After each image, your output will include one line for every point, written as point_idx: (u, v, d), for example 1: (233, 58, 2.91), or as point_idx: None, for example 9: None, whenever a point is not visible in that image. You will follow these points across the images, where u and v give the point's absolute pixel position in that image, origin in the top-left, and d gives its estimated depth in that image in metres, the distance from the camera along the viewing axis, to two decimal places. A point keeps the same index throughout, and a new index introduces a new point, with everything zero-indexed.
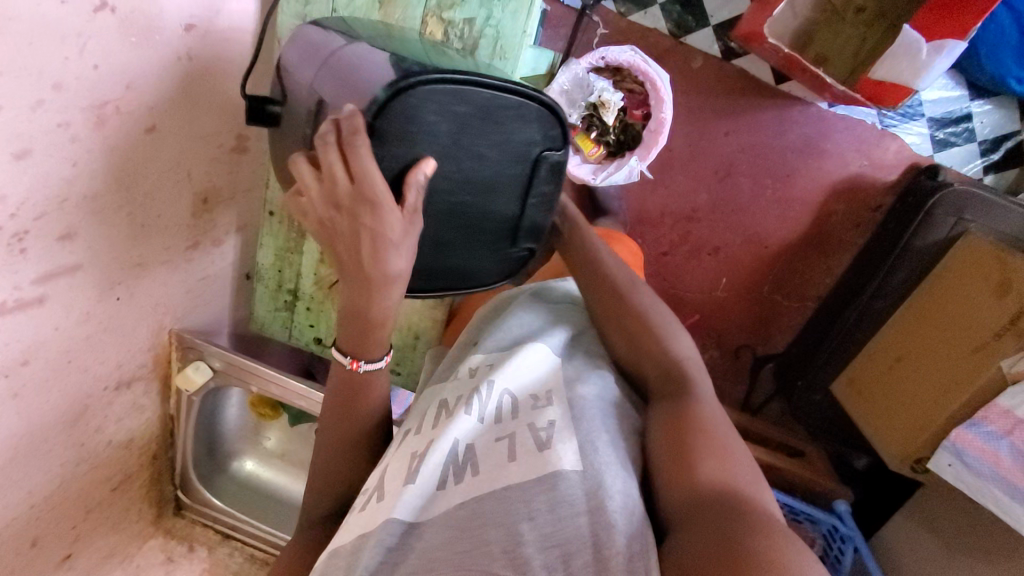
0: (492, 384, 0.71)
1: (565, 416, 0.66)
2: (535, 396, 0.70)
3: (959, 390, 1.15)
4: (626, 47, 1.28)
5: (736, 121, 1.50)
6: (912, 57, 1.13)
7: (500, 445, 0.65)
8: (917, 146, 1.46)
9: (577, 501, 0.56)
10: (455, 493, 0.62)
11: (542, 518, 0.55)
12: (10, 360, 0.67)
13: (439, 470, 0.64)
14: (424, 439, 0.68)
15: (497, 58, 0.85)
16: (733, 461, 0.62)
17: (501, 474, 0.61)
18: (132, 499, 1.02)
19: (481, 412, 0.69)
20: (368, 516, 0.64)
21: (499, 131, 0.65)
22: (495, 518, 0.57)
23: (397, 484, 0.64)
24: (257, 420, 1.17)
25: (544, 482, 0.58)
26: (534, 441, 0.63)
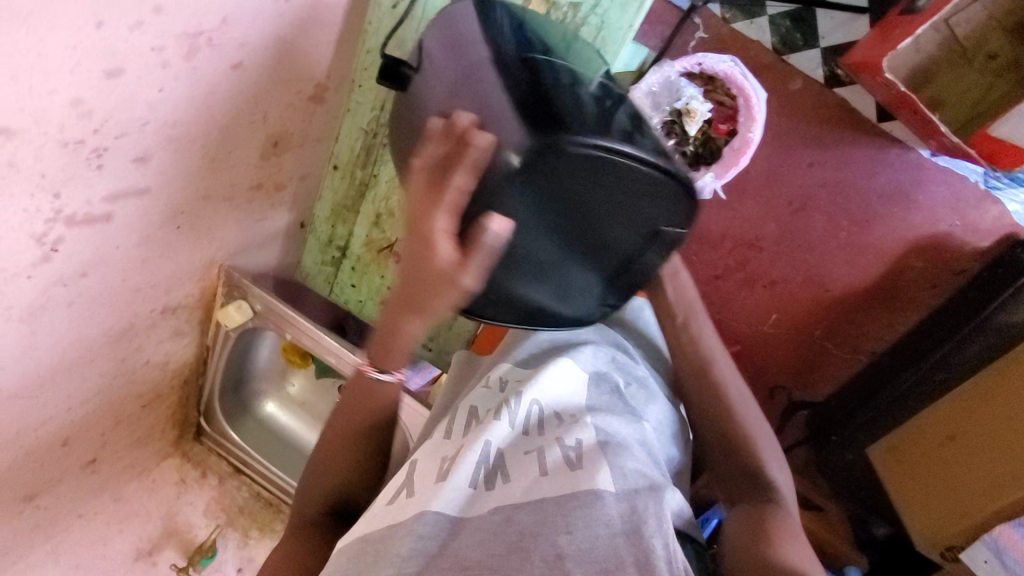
0: (520, 396, 0.71)
1: (592, 433, 0.65)
2: (562, 416, 0.69)
3: (1010, 487, 1.07)
4: (726, 58, 1.24)
5: (826, 153, 1.41)
6: None
7: (529, 456, 0.65)
8: (1020, 215, 1.34)
9: (612, 519, 0.55)
10: (489, 498, 0.62)
11: (578, 534, 0.54)
12: (70, 270, 0.68)
13: (469, 469, 0.64)
14: (450, 441, 0.70)
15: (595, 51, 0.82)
16: (804, 548, 0.63)
17: (533, 487, 0.60)
18: (158, 418, 1.05)
19: (513, 421, 0.68)
20: (394, 510, 0.63)
21: (630, 205, 0.58)
22: (530, 527, 0.56)
23: (429, 485, 0.64)
24: (286, 365, 1.18)
25: (581, 501, 0.56)
26: (564, 457, 0.62)
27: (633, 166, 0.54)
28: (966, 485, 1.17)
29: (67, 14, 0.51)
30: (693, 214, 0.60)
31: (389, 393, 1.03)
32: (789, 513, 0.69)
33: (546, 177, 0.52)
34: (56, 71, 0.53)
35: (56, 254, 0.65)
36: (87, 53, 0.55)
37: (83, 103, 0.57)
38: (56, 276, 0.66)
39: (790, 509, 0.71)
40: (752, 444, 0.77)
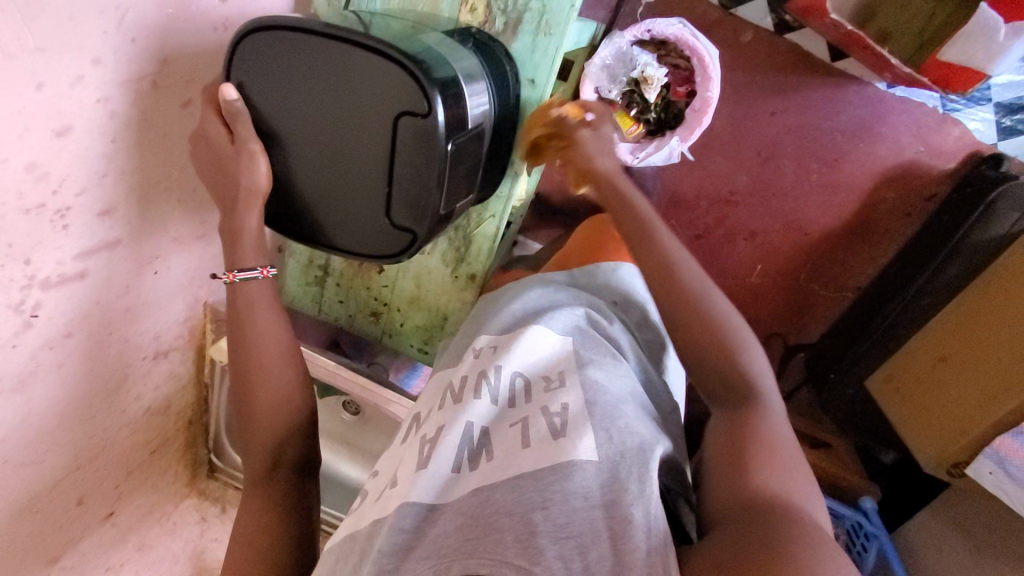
0: (499, 368, 0.70)
1: (583, 398, 0.63)
2: (549, 378, 0.69)
3: (1008, 395, 1.09)
4: (675, 20, 1.21)
5: (786, 100, 1.42)
6: (987, 38, 1.08)
7: (515, 428, 0.64)
8: (980, 132, 1.36)
9: (592, 490, 0.54)
10: (467, 480, 0.61)
11: (554, 509, 0.52)
12: (55, 333, 0.68)
13: (452, 450, 0.63)
14: (433, 420, 0.70)
15: (542, 34, 0.80)
16: (794, 474, 0.58)
17: (513, 460, 0.60)
18: (169, 461, 1.06)
19: (503, 401, 0.68)
20: (380, 505, 0.63)
21: (337, 92, 0.68)
22: (505, 508, 0.54)
23: (411, 469, 0.64)
24: None
25: (558, 474, 0.55)
26: (546, 427, 0.61)
27: (347, 50, 0.66)
28: (962, 403, 1.19)
29: (6, 81, 0.50)
30: (432, 104, 0.65)
31: (394, 403, 1.03)
32: (772, 426, 0.63)
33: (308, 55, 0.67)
34: (4, 140, 0.53)
35: (37, 320, 0.65)
36: (31, 116, 0.54)
37: (39, 167, 0.57)
38: (41, 340, 0.66)
39: (777, 423, 0.64)
40: (718, 354, 0.68)
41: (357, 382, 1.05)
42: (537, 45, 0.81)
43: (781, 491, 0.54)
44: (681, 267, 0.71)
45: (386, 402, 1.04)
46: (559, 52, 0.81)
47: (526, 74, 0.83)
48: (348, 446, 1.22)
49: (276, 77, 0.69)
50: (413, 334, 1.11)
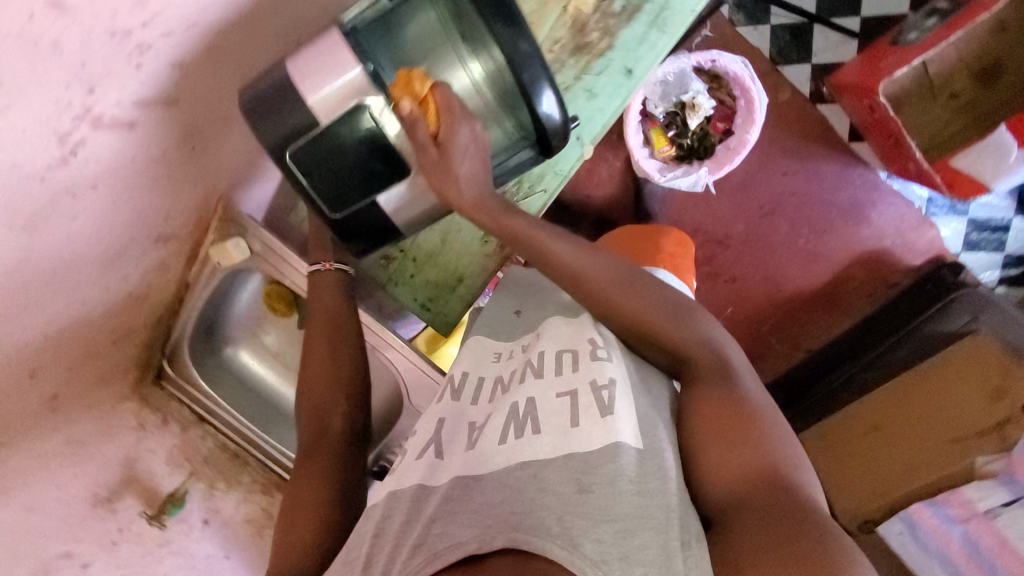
0: (544, 352, 0.69)
1: (627, 376, 0.64)
2: (593, 348, 0.67)
3: (928, 470, 1.25)
4: (739, 59, 1.26)
5: (799, 164, 1.52)
6: (1000, 158, 1.14)
7: (564, 399, 0.63)
8: (949, 240, 1.53)
9: (636, 477, 0.54)
10: (515, 448, 0.60)
11: (598, 492, 0.53)
12: (82, 180, 0.60)
13: (500, 428, 0.63)
14: (484, 399, 0.70)
15: (655, 29, 0.80)
16: (773, 438, 0.57)
17: (563, 437, 0.59)
18: (123, 356, 0.96)
19: (550, 373, 0.66)
20: (428, 466, 0.63)
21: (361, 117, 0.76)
22: (556, 485, 0.55)
23: (462, 449, 0.64)
24: (265, 313, 1.13)
25: (607, 455, 0.56)
26: (594, 400, 0.61)
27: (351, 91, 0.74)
28: (887, 469, 1.32)
29: None
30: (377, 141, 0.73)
31: (395, 351, 1.00)
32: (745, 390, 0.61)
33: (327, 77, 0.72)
34: None
35: (73, 160, 0.57)
36: None
37: None
38: (67, 184, 0.59)
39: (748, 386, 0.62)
40: (659, 331, 0.66)
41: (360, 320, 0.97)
42: (646, 39, 0.81)
43: (768, 470, 0.53)
44: (591, 268, 0.70)
45: (383, 347, 0.99)
46: (665, 51, 0.81)
47: (627, 62, 0.82)
48: None
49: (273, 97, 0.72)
50: (417, 287, 1.06)
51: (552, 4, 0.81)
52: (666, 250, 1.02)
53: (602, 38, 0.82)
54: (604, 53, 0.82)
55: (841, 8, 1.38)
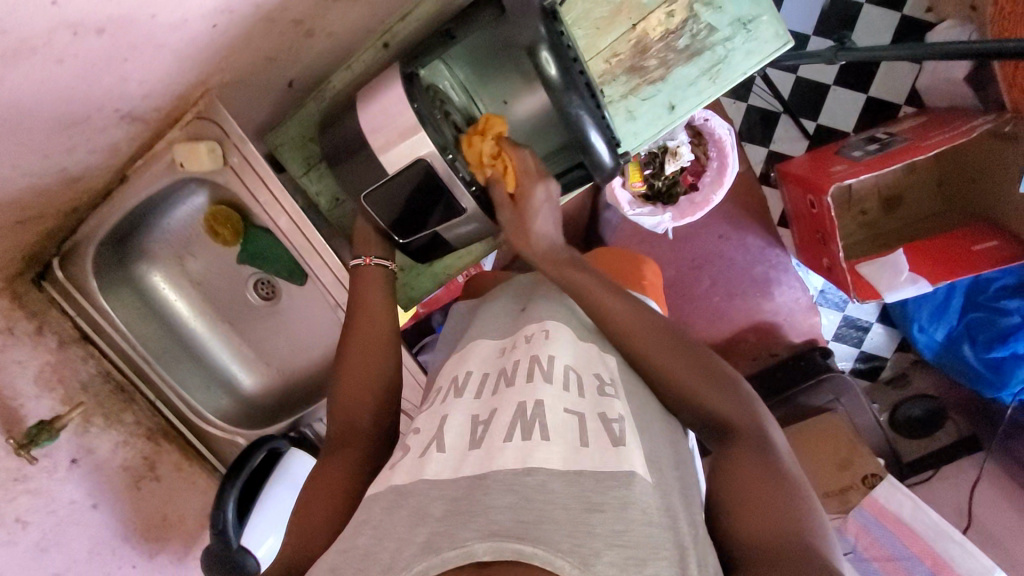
0: (553, 358, 0.65)
1: (632, 412, 0.61)
2: (601, 378, 0.65)
3: None
4: (726, 125, 1.37)
5: (733, 230, 1.64)
6: (893, 274, 1.37)
7: (572, 417, 0.59)
8: (825, 326, 1.78)
9: (651, 508, 0.51)
10: (521, 456, 0.55)
11: (612, 515, 0.49)
12: (91, 21, 0.48)
13: (506, 428, 0.58)
14: (489, 394, 0.64)
15: (707, 77, 0.84)
16: (807, 515, 0.52)
17: (574, 455, 0.55)
18: (16, 242, 0.77)
19: (560, 384, 0.62)
20: (424, 462, 0.58)
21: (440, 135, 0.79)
22: (563, 500, 0.51)
23: (464, 450, 0.59)
24: (200, 237, 0.97)
25: (618, 482, 0.52)
26: (605, 428, 0.58)
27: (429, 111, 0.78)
28: None
29: None
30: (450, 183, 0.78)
31: None
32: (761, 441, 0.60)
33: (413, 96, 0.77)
34: None
35: None
36: None
37: None
38: (74, 19, 0.46)
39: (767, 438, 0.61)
40: (692, 385, 0.64)
41: (331, 274, 0.85)
42: (696, 83, 0.84)
43: (802, 523, 0.52)
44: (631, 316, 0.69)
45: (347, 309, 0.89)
46: (709, 100, 0.85)
47: (672, 98, 0.85)
48: (233, 329, 1.04)
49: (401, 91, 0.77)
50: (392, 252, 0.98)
51: (622, 18, 0.81)
52: (648, 279, 1.02)
53: (657, 68, 0.84)
54: (655, 82, 0.85)
55: (805, 109, 1.56)
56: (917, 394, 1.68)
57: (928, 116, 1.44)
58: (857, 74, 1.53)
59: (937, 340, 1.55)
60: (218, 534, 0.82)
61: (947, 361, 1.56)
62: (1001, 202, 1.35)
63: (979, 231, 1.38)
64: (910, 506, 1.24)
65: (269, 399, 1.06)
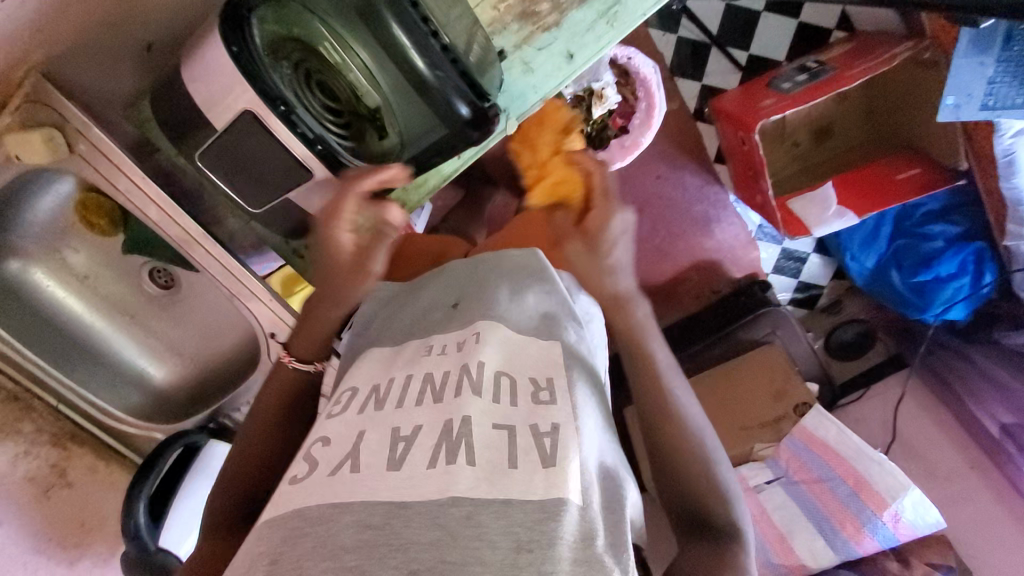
0: (484, 365, 0.54)
1: (574, 419, 0.52)
2: (538, 381, 0.55)
3: None
4: (650, 64, 1.32)
5: (672, 170, 1.53)
6: (822, 208, 1.37)
7: (501, 432, 0.49)
8: (765, 261, 1.77)
9: (573, 541, 0.43)
10: (447, 481, 0.45)
11: (541, 559, 0.42)
12: None
13: (428, 451, 0.47)
14: (389, 411, 0.52)
15: (604, 21, 0.77)
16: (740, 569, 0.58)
17: (500, 479, 0.46)
18: None
19: (490, 395, 0.52)
20: (321, 487, 0.47)
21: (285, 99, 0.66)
22: (493, 536, 0.43)
23: (368, 471, 0.47)
24: (74, 227, 0.89)
25: (549, 514, 0.44)
26: (535, 441, 0.49)
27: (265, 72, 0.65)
28: None
29: None
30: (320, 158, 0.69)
31: (257, 301, 0.83)
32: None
33: (240, 52, 0.63)
34: None
35: None
36: None
37: None
38: None
39: None
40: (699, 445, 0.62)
41: (216, 263, 0.79)
42: (594, 28, 0.78)
43: None
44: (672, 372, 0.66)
45: (244, 297, 0.83)
46: (610, 46, 0.78)
47: (568, 46, 0.78)
48: (132, 322, 0.97)
49: (232, 41, 0.63)
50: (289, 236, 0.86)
51: None
52: None
53: (550, 13, 0.77)
54: (550, 29, 0.78)
55: (735, 39, 1.50)
56: (848, 320, 1.74)
57: (856, 43, 1.39)
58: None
59: (868, 268, 1.56)
60: (131, 540, 0.81)
61: (876, 287, 1.58)
62: (922, 130, 1.35)
63: (902, 160, 1.40)
64: (835, 432, 1.31)
65: (183, 391, 1.01)
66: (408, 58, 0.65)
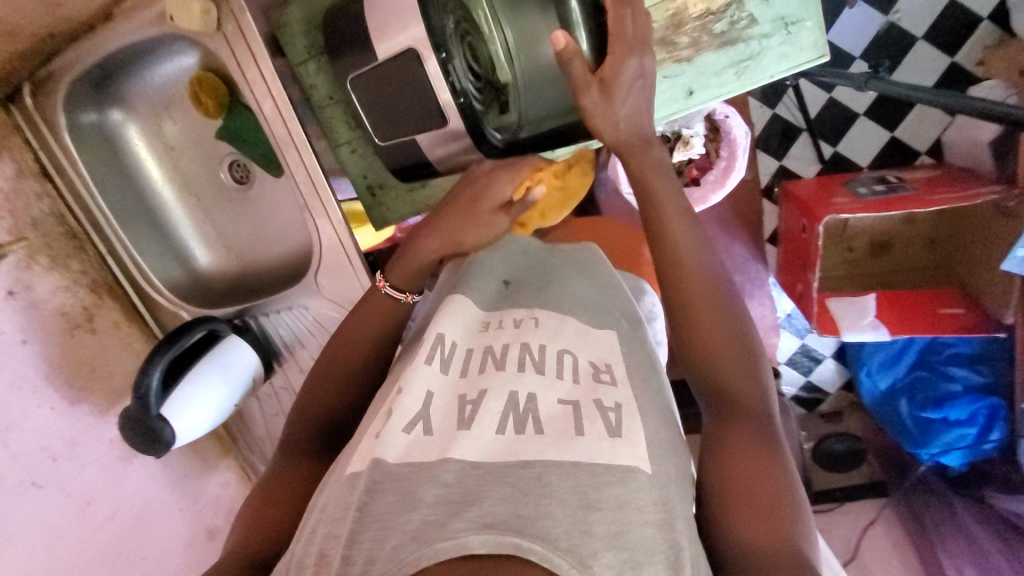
0: (546, 345, 0.60)
1: (634, 399, 0.57)
2: (597, 366, 0.59)
3: None
4: (744, 129, 1.33)
5: (725, 233, 1.50)
6: (858, 315, 1.40)
7: (565, 408, 0.54)
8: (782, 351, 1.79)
9: (648, 504, 0.49)
10: (523, 443, 0.51)
11: (610, 516, 0.46)
12: None
13: (496, 418, 0.54)
14: (474, 373, 0.59)
15: (732, 71, 0.80)
16: (760, 453, 0.53)
17: (567, 444, 0.51)
18: None
19: (553, 375, 0.58)
20: (413, 438, 0.53)
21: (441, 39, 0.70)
22: (561, 494, 0.47)
23: (451, 427, 0.54)
24: (179, 98, 0.93)
25: (617, 478, 0.49)
26: (598, 416, 0.53)
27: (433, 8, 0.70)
28: None
29: None
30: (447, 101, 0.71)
31: (325, 221, 0.87)
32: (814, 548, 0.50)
33: None
34: None
35: None
36: None
37: None
38: None
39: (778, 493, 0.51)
40: (716, 337, 0.60)
41: (304, 173, 0.83)
42: (721, 74, 0.80)
43: (781, 497, 0.50)
44: (709, 258, 0.65)
45: (316, 213, 0.86)
46: (728, 95, 0.81)
47: (692, 83, 0.81)
48: (195, 203, 1.00)
49: None
50: (375, 165, 0.96)
51: None
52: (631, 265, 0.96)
53: (686, 47, 0.79)
54: (681, 62, 0.80)
55: (826, 132, 1.53)
56: (843, 432, 1.69)
57: (940, 172, 1.42)
58: (889, 111, 1.49)
59: (879, 389, 1.59)
60: (138, 398, 0.82)
61: (882, 411, 1.60)
62: (977, 275, 1.39)
63: (947, 297, 1.43)
64: None
65: (217, 280, 1.03)
66: (574, 34, 0.67)
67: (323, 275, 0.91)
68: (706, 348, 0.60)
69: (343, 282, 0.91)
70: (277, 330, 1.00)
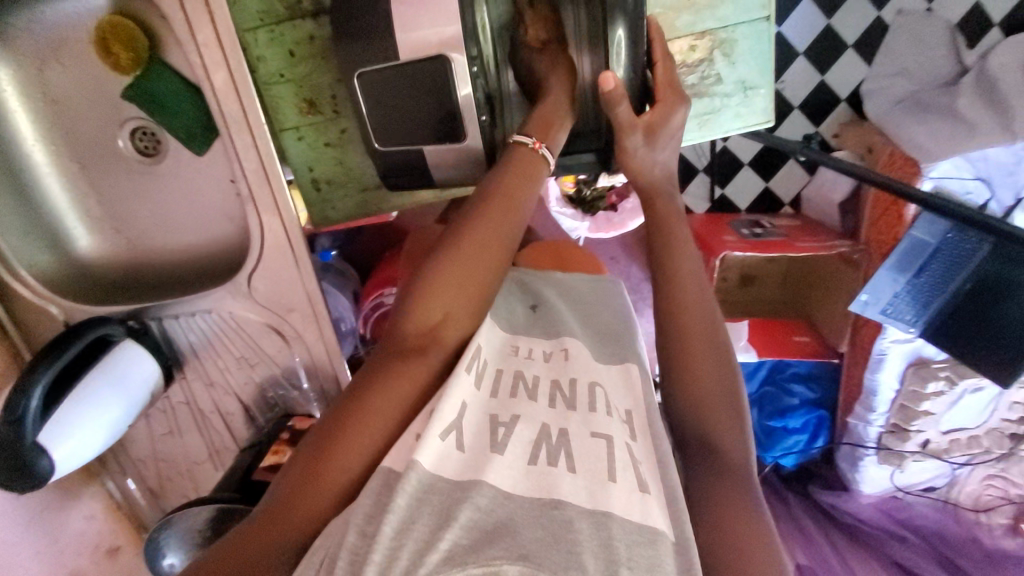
0: (574, 379, 0.58)
1: (655, 455, 0.54)
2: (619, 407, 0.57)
3: None
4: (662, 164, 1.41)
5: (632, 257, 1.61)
6: (735, 337, 1.60)
7: (599, 441, 0.51)
8: None
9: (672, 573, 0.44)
10: (561, 480, 0.47)
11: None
12: None
13: (527, 449, 0.50)
14: (504, 399, 0.56)
15: (695, 121, 0.87)
16: (756, 522, 0.52)
17: (601, 491, 0.47)
18: None
19: (583, 408, 0.54)
20: (445, 448, 0.50)
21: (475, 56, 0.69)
22: (589, 545, 0.42)
23: (485, 454, 0.49)
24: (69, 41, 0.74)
25: (645, 540, 0.44)
26: (630, 469, 0.50)
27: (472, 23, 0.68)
28: None
29: None
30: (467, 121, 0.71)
31: (274, 216, 0.76)
32: None
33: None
34: None
35: None
36: None
37: None
38: None
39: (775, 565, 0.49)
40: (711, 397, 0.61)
41: (255, 157, 0.72)
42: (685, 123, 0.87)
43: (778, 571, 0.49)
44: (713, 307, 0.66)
45: (262, 206, 0.75)
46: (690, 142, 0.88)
47: None
48: (77, 174, 0.80)
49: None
50: (326, 159, 0.86)
51: None
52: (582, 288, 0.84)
53: None
54: None
55: (718, 176, 1.73)
56: None
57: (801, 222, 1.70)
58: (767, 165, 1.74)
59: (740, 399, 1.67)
60: (6, 422, 0.65)
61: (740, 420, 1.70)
62: (821, 310, 1.68)
63: (795, 325, 1.72)
64: None
65: (104, 269, 0.85)
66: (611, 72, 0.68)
67: (259, 276, 0.79)
68: (707, 405, 0.61)
69: (287, 288, 0.81)
70: (184, 336, 0.84)
